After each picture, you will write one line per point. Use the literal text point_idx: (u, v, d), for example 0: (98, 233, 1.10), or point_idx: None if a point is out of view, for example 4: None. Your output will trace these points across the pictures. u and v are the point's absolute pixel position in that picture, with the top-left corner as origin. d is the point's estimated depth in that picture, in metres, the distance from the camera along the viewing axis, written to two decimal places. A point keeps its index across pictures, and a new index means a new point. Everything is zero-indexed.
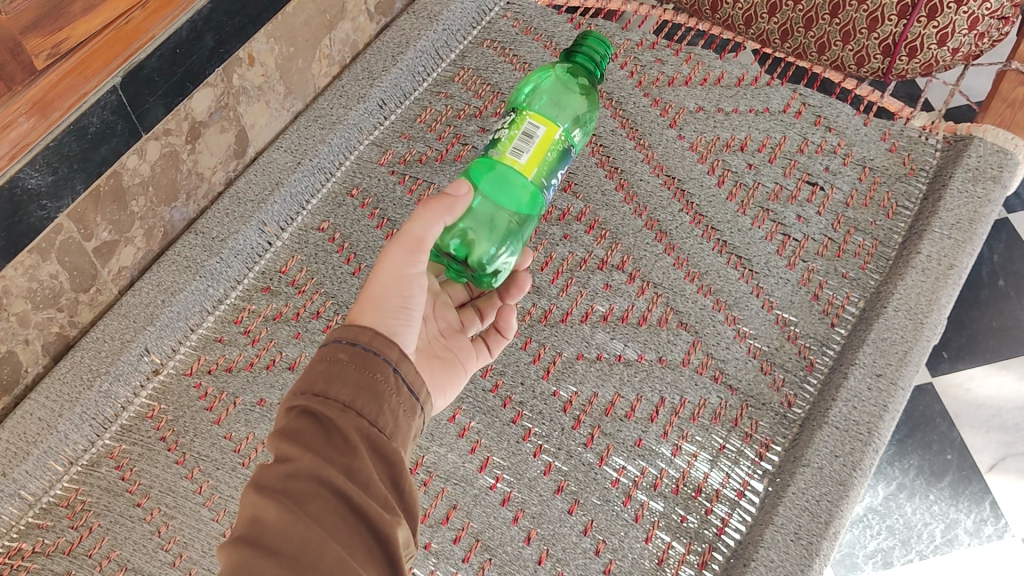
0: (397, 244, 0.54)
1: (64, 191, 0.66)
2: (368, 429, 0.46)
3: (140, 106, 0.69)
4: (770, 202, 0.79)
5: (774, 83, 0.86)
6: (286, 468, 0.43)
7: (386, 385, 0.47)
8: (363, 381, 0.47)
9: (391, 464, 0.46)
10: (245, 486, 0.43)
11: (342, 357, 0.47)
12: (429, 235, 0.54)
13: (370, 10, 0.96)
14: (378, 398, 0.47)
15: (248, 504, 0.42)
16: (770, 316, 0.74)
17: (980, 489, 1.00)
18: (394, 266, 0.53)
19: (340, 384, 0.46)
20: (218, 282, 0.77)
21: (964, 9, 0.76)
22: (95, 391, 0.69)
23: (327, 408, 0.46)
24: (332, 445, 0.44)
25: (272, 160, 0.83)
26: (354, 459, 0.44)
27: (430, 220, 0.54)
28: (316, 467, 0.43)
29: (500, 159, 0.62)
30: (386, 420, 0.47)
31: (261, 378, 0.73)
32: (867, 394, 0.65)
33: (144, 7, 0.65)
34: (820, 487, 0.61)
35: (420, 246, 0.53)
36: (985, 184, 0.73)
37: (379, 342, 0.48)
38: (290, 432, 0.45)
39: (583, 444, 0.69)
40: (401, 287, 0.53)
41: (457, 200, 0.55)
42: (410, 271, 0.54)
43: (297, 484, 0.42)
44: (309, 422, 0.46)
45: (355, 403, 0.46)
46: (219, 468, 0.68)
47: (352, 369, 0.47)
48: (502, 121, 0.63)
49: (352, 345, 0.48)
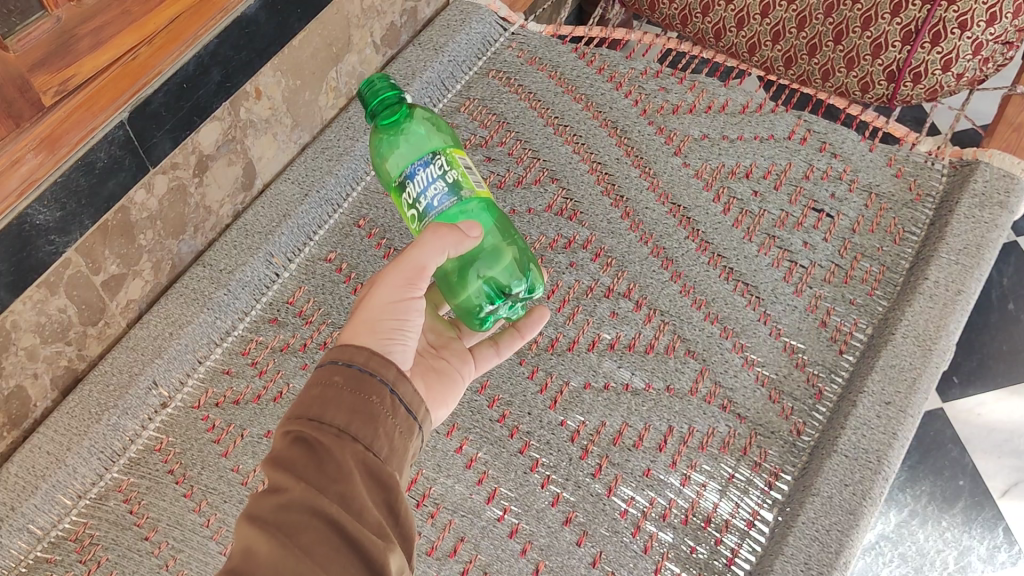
0: (398, 269, 0.53)
1: (73, 225, 0.66)
2: (363, 453, 0.45)
3: (147, 141, 0.70)
4: (777, 228, 0.79)
5: (778, 110, 0.86)
6: (279, 499, 0.43)
7: (382, 407, 0.47)
8: (358, 404, 0.47)
9: (388, 487, 0.46)
10: (239, 518, 0.43)
11: (337, 380, 0.47)
12: (431, 263, 0.54)
13: (376, 42, 0.97)
14: (374, 421, 0.47)
15: (241, 537, 0.42)
16: (778, 343, 0.73)
17: (994, 515, 0.99)
18: (392, 292, 0.53)
19: (334, 409, 0.46)
20: (226, 314, 0.77)
21: (969, 35, 0.76)
22: (104, 424, 0.70)
23: (322, 436, 0.45)
24: (325, 472, 0.44)
25: (280, 193, 0.84)
26: (347, 485, 0.43)
27: (436, 251, 0.53)
28: (309, 497, 0.42)
29: (474, 197, 0.60)
30: (382, 444, 0.47)
31: (269, 410, 0.73)
32: (877, 421, 0.65)
33: (151, 42, 0.66)
34: (829, 516, 0.61)
35: (420, 275, 0.53)
36: (992, 210, 0.74)
37: (375, 363, 0.49)
38: (284, 462, 0.45)
39: (591, 474, 0.68)
40: (397, 312, 0.53)
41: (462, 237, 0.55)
42: (408, 298, 0.53)
43: (290, 515, 0.42)
44: (303, 451, 0.45)
45: (350, 428, 0.46)
46: (226, 501, 0.68)
47: (346, 392, 0.47)
48: (433, 171, 0.59)
49: (347, 367, 0.48)
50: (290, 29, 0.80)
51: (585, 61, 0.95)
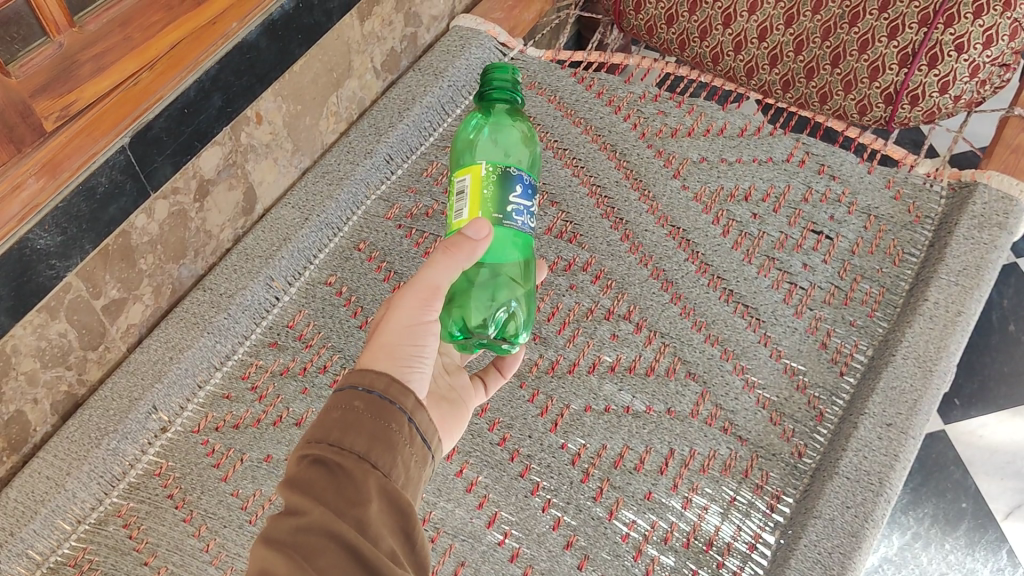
0: (410, 292, 0.53)
1: (74, 250, 0.66)
2: (381, 480, 0.45)
3: (148, 165, 0.70)
4: (776, 250, 0.80)
5: (777, 133, 0.87)
6: (296, 521, 0.42)
7: (400, 434, 0.47)
8: (377, 431, 0.46)
9: (403, 514, 0.45)
10: (255, 539, 0.42)
11: (357, 404, 0.47)
12: (443, 282, 0.53)
13: (376, 68, 0.98)
14: (392, 449, 0.46)
15: (256, 557, 0.41)
16: (778, 364, 0.73)
17: (997, 537, 0.98)
18: (407, 314, 0.52)
19: (355, 433, 0.45)
20: (226, 338, 0.77)
21: (965, 57, 0.77)
22: (104, 448, 0.69)
23: (344, 460, 0.45)
24: (343, 496, 0.43)
25: (280, 217, 0.84)
26: (364, 511, 0.43)
27: (447, 268, 0.53)
28: (327, 521, 0.41)
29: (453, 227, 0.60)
30: (398, 471, 0.46)
31: (269, 434, 0.73)
32: (878, 443, 0.65)
33: (153, 68, 0.66)
34: (832, 539, 0.60)
35: (434, 294, 0.53)
36: (991, 231, 0.74)
37: (394, 389, 0.48)
38: (302, 482, 0.44)
39: (592, 498, 0.68)
40: (414, 336, 0.53)
41: (476, 244, 0.53)
42: (422, 320, 0.53)
43: (308, 538, 0.41)
44: (321, 473, 0.44)
45: (370, 454, 0.45)
46: (226, 525, 0.68)
47: (366, 418, 0.46)
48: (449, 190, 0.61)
49: (369, 392, 0.47)
50: (290, 55, 0.81)
51: (584, 85, 0.95)
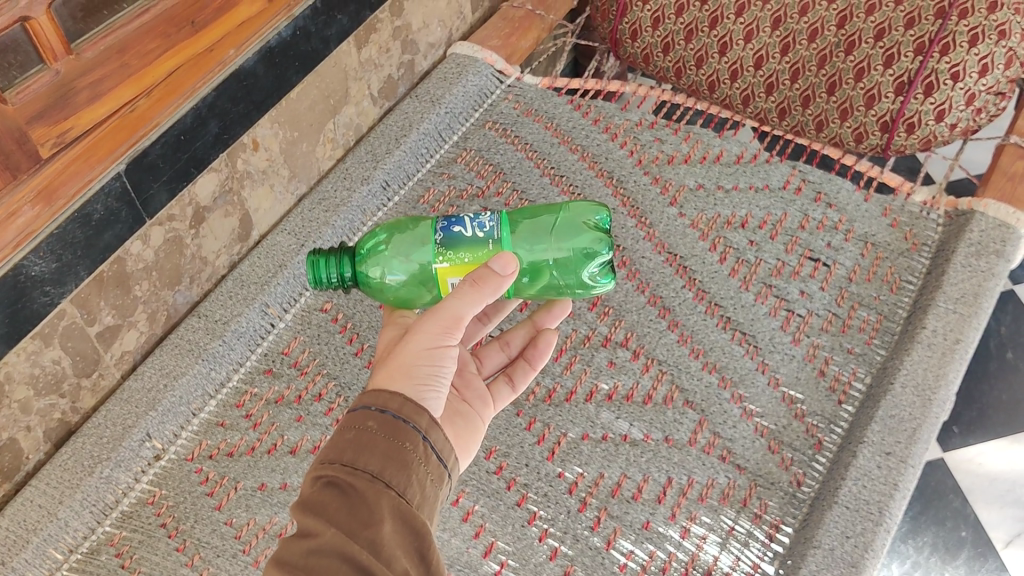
0: (434, 317, 0.51)
1: (69, 276, 0.66)
2: (396, 500, 0.44)
3: (144, 192, 0.70)
4: (772, 277, 0.80)
5: (773, 161, 0.87)
6: (309, 544, 0.41)
7: (415, 454, 0.46)
8: (392, 451, 0.45)
9: (419, 535, 0.44)
10: (268, 563, 0.42)
11: (371, 425, 0.46)
12: (468, 313, 0.52)
13: (374, 95, 0.98)
14: (407, 468, 0.45)
15: None
16: (776, 393, 0.73)
17: (997, 566, 0.98)
18: (428, 337, 0.51)
19: (368, 453, 0.44)
20: (220, 365, 0.77)
21: (960, 85, 0.77)
22: (97, 477, 0.68)
23: (356, 480, 0.44)
24: (357, 517, 0.42)
25: (276, 243, 0.84)
26: (377, 532, 0.42)
27: (471, 301, 0.51)
28: (339, 543, 0.41)
29: None
30: (414, 490, 0.45)
31: (263, 463, 0.72)
32: (878, 472, 0.64)
33: (149, 95, 0.66)
34: (831, 570, 0.60)
35: (455, 324, 0.51)
36: (989, 258, 0.74)
37: (409, 409, 0.47)
38: (315, 504, 0.43)
39: (589, 527, 0.67)
40: (434, 359, 0.51)
41: (504, 281, 0.52)
42: (443, 347, 0.51)
43: (319, 561, 0.40)
44: (334, 494, 0.43)
45: (384, 473, 0.44)
46: (219, 555, 0.67)
47: (382, 438, 0.45)
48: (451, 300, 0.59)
49: (382, 413, 0.46)
50: (287, 82, 0.81)
51: (581, 112, 0.96)
